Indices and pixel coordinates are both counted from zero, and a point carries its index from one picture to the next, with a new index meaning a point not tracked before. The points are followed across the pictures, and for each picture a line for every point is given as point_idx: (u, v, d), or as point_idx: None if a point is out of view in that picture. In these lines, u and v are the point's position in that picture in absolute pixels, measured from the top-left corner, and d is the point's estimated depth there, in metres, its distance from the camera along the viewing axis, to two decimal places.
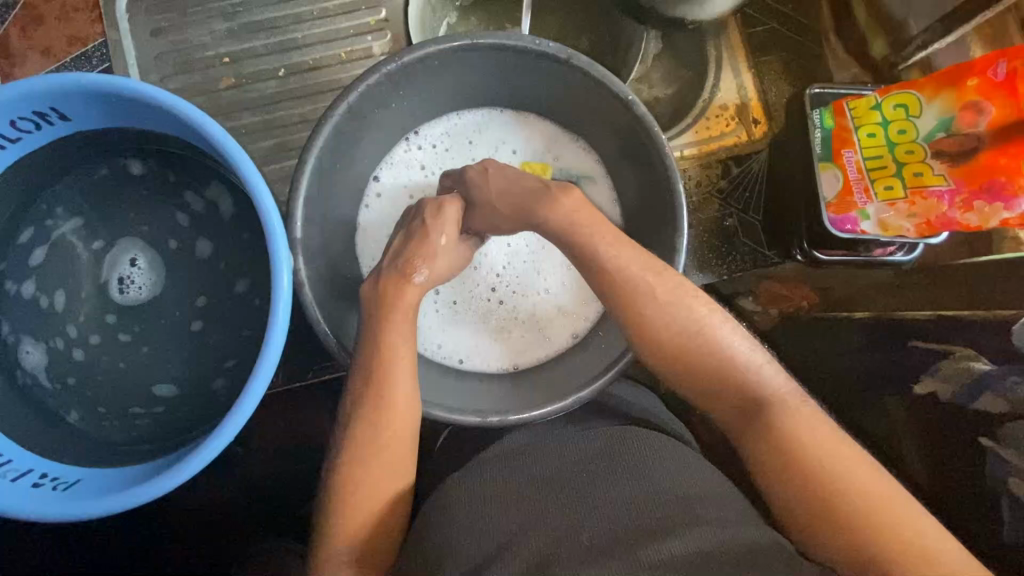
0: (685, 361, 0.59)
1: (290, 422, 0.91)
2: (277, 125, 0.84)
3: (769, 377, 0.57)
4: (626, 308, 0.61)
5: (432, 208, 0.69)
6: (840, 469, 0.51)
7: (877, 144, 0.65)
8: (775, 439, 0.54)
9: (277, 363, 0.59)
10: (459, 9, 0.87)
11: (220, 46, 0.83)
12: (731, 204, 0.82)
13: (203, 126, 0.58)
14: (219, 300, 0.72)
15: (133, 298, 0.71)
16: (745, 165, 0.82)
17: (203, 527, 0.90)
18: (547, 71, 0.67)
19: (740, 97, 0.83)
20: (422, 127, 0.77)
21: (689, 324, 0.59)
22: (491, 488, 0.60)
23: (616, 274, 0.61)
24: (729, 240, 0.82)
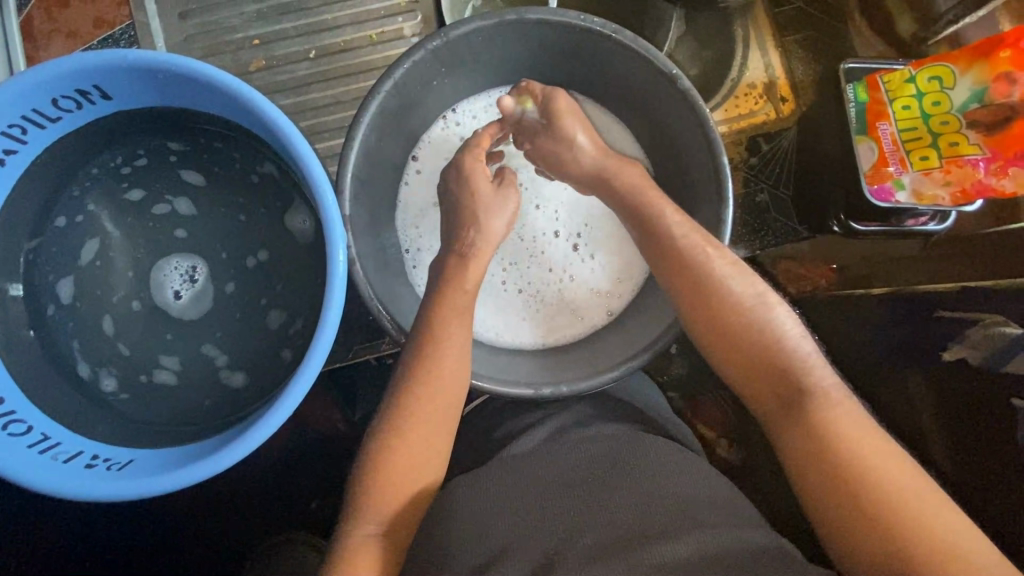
0: (729, 341, 0.60)
1: (321, 408, 0.91)
2: (309, 107, 0.83)
3: (815, 371, 0.58)
4: (678, 277, 0.63)
5: (455, 170, 0.70)
6: (872, 462, 0.51)
7: (912, 117, 0.67)
8: (815, 429, 0.54)
9: (333, 340, 0.59)
10: None
11: (250, 28, 0.83)
12: (762, 179, 0.82)
13: (256, 102, 0.57)
14: (269, 283, 0.72)
15: (184, 261, 0.71)
16: (774, 142, 0.83)
17: (235, 510, 0.91)
18: (589, 46, 0.68)
19: (767, 75, 0.84)
20: (459, 104, 0.77)
21: (735, 306, 0.60)
22: (530, 471, 0.59)
23: (665, 248, 0.64)
24: (761, 216, 0.82)
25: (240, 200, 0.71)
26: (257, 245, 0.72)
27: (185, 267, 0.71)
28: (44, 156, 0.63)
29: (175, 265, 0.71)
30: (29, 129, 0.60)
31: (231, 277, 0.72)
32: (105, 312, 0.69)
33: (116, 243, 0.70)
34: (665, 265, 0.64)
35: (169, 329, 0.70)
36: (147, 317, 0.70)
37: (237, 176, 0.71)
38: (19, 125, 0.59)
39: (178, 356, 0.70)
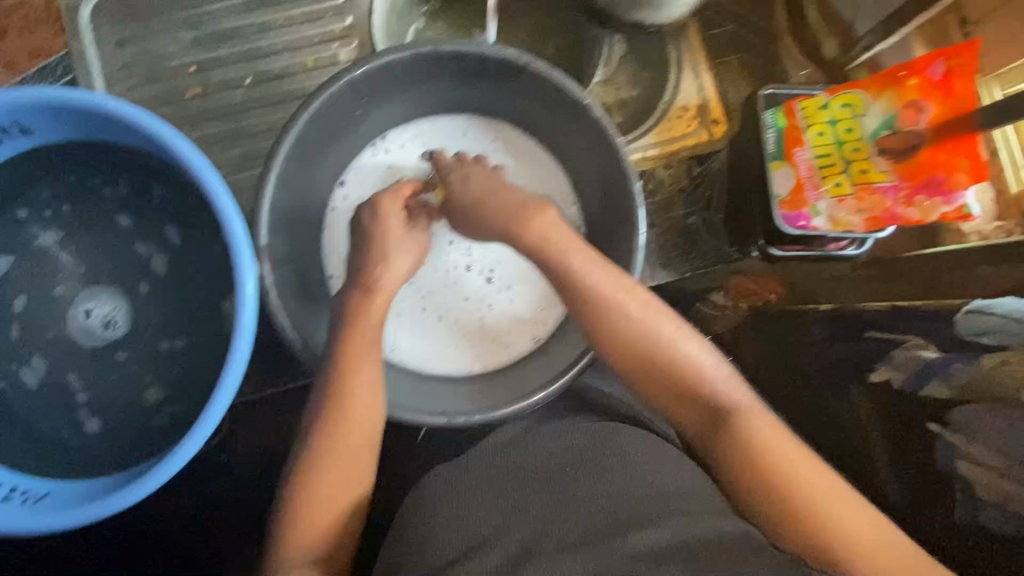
0: (650, 372, 0.60)
1: (263, 431, 0.91)
2: (245, 133, 0.84)
3: (732, 389, 0.59)
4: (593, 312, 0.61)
5: (370, 208, 0.70)
6: (799, 478, 0.53)
7: (827, 143, 0.68)
8: (743, 448, 0.56)
9: (244, 372, 0.60)
10: (426, 16, 0.93)
11: (186, 56, 0.84)
12: (692, 203, 0.84)
13: (168, 140, 0.58)
14: (177, 354, 0.71)
15: (124, 319, 0.72)
16: (705, 165, 0.84)
17: (177, 535, 0.90)
18: (508, 75, 0.69)
19: (700, 97, 0.84)
20: (389, 132, 0.78)
21: (653, 339, 0.60)
22: (498, 472, 0.59)
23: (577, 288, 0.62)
24: (691, 238, 0.83)
25: (165, 229, 0.72)
26: (184, 274, 0.72)
27: (116, 316, 0.72)
28: None
29: (116, 308, 0.72)
30: None
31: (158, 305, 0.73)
32: (32, 341, 0.70)
33: (42, 272, 0.70)
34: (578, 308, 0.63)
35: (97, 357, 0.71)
36: (73, 345, 0.71)
37: (162, 205, 0.71)
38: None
39: (105, 384, 0.71)
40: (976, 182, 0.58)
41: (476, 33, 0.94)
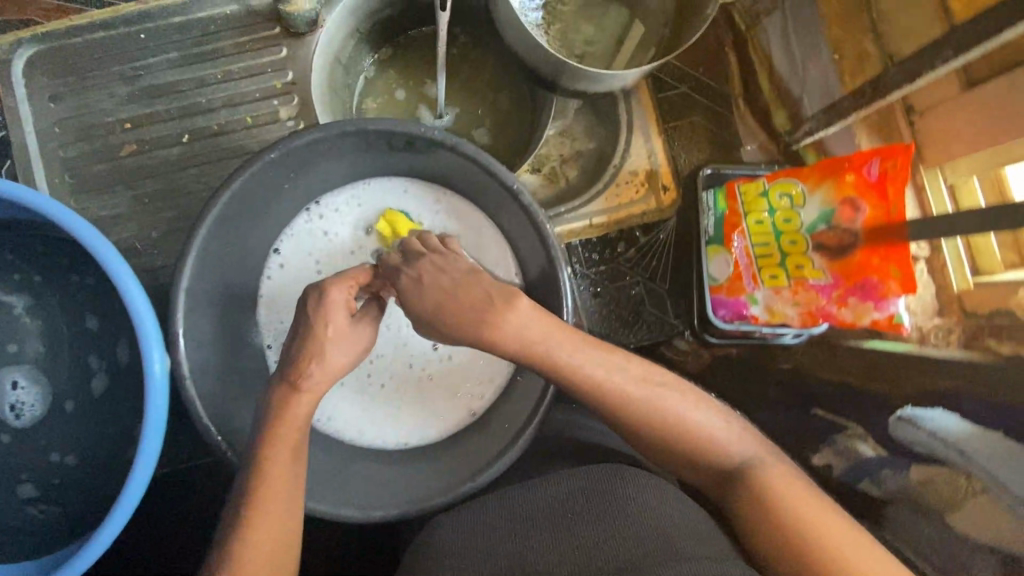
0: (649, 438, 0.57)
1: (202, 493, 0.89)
2: (180, 191, 0.82)
3: (738, 445, 0.56)
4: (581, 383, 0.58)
5: (316, 297, 0.62)
6: (826, 542, 0.47)
7: (765, 232, 0.65)
8: (754, 506, 0.52)
9: (154, 464, 0.59)
10: (377, 63, 0.93)
11: (121, 112, 0.81)
12: (639, 273, 0.81)
13: (80, 233, 0.57)
14: (71, 470, 0.70)
15: (30, 419, 0.70)
16: (651, 234, 0.81)
17: None
18: (441, 155, 0.67)
19: (650, 163, 0.82)
20: (324, 197, 0.75)
21: (648, 407, 0.57)
22: (492, 517, 0.56)
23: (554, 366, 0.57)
24: (637, 309, 0.81)
25: (92, 304, 0.71)
26: (113, 348, 0.72)
27: (25, 413, 0.70)
28: None
29: (32, 405, 0.70)
30: None
31: (83, 378, 0.72)
32: None
33: None
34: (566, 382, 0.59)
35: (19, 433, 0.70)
36: None
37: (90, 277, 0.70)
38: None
39: (26, 460, 0.69)
40: (907, 294, 0.56)
41: (428, 82, 0.93)
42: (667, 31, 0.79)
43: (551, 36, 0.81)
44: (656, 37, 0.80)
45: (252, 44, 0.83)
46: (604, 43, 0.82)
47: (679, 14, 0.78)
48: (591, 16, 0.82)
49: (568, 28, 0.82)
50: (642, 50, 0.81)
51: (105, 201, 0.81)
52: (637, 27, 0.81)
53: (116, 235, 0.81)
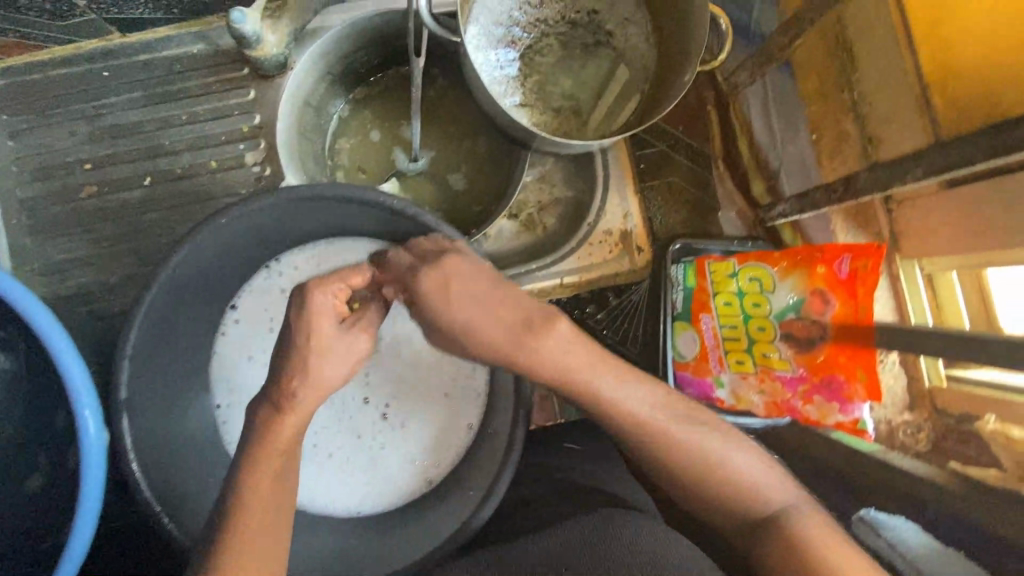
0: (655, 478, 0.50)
1: None
2: (140, 236, 0.79)
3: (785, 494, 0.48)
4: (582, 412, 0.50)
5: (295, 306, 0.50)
6: None
7: (734, 314, 0.63)
8: (784, 560, 0.44)
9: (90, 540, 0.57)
10: (351, 103, 0.90)
11: (81, 151, 0.79)
12: (608, 336, 0.78)
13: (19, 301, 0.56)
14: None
15: None
16: (623, 296, 0.79)
17: None
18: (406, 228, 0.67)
19: (625, 223, 0.79)
20: (284, 254, 0.74)
21: (663, 446, 0.49)
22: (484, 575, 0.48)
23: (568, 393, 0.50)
24: None
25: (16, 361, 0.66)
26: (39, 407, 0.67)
27: None
28: None
29: None
30: None
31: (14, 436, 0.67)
32: None
33: None
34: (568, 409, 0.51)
35: None
36: None
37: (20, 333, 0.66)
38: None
39: None
40: (872, 400, 0.54)
41: (403, 124, 0.90)
42: (646, 90, 0.78)
43: (527, 89, 0.77)
44: (634, 95, 0.78)
45: (219, 86, 0.80)
46: (583, 97, 0.79)
47: (658, 76, 0.77)
48: (570, 68, 0.78)
49: (546, 80, 0.78)
50: (620, 107, 0.79)
51: (62, 245, 0.79)
52: (616, 83, 0.79)
53: (72, 280, 0.79)
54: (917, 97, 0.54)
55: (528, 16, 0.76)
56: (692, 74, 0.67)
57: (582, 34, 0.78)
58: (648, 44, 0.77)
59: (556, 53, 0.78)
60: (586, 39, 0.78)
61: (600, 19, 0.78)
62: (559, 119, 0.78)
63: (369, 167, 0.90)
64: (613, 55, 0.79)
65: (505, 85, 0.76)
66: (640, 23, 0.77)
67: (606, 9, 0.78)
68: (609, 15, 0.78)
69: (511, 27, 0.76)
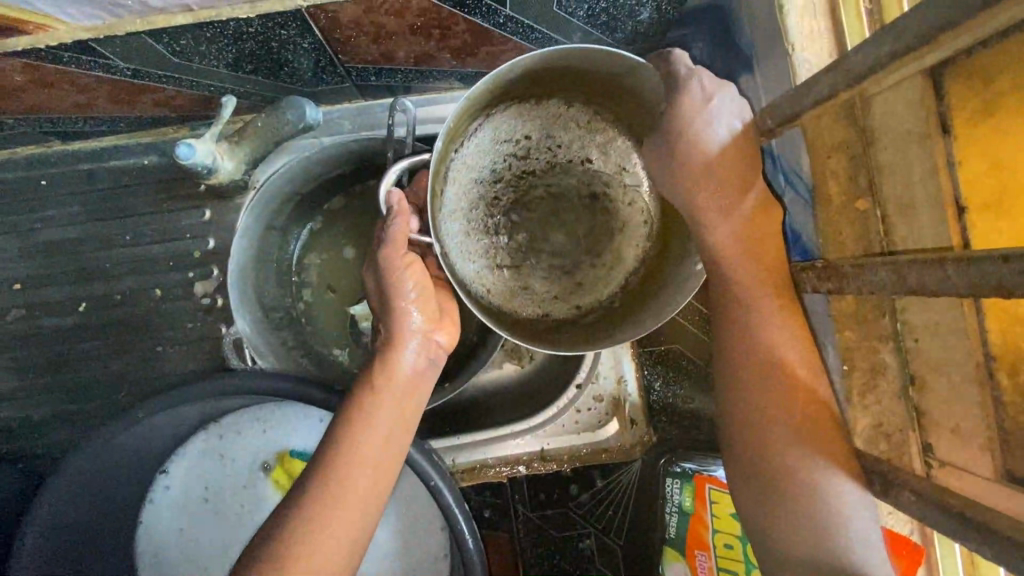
0: (775, 499, 0.49)
1: None
2: (71, 369, 0.71)
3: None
4: (754, 397, 0.52)
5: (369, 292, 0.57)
6: None
7: (733, 560, 0.59)
8: None
9: None
10: (325, 213, 0.79)
11: (11, 270, 0.70)
12: (590, 522, 0.69)
13: None
14: None
15: None
16: (611, 478, 0.70)
17: None
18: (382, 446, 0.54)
19: (620, 389, 0.69)
20: (225, 417, 0.65)
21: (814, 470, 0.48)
22: None
23: (757, 385, 0.52)
24: (582, 565, 0.70)
25: None
26: None
27: None
28: None
29: None
30: None
31: None
32: None
33: None
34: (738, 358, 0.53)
35: None
36: None
37: None
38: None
39: None
40: None
41: None
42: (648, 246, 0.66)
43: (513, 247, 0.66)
44: (634, 252, 0.66)
45: (171, 204, 0.71)
46: (573, 257, 0.67)
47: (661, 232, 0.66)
48: (561, 223, 0.66)
49: (532, 239, 0.66)
50: (614, 270, 0.67)
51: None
52: (615, 239, 0.67)
53: None
54: (975, 364, 0.45)
55: (510, 169, 0.66)
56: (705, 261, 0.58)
57: (575, 184, 0.66)
58: (649, 200, 0.66)
59: (544, 207, 0.67)
60: (578, 191, 0.67)
61: (594, 171, 0.67)
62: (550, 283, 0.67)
63: (339, 285, 0.79)
64: (609, 209, 0.67)
65: (484, 246, 0.65)
66: (636, 175, 0.66)
67: (602, 159, 0.66)
68: (604, 164, 0.66)
69: (492, 182, 0.65)
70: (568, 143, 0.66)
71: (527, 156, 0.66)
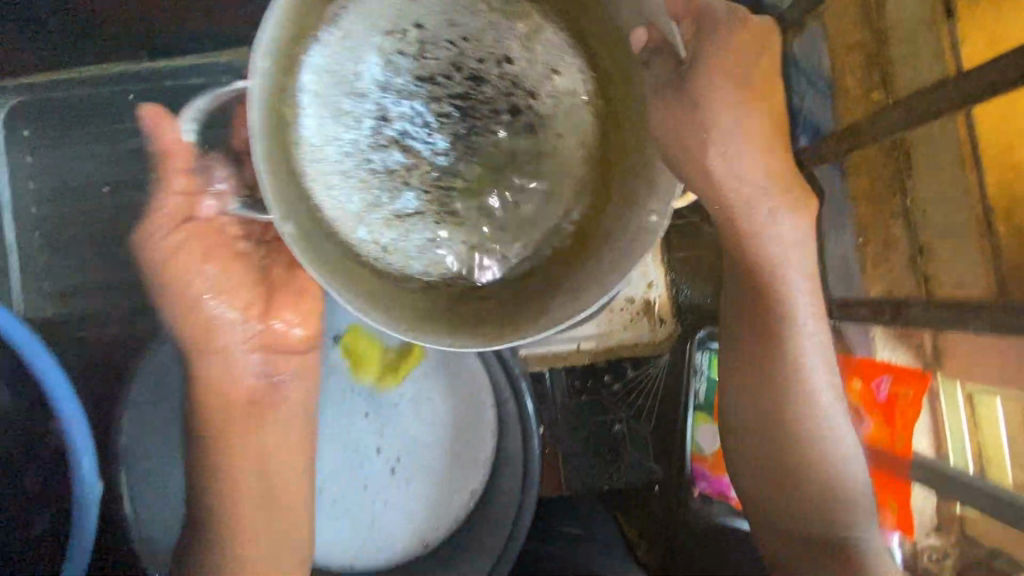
0: (778, 471, 0.60)
1: None
2: None
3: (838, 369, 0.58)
4: (756, 338, 0.59)
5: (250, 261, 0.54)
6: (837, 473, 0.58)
7: None
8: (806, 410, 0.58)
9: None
10: None
11: (100, 174, 0.78)
12: (621, 409, 0.76)
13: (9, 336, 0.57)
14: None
15: None
16: (641, 369, 0.76)
17: None
18: None
19: (650, 293, 0.77)
20: None
21: (807, 412, 0.58)
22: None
23: (761, 329, 0.58)
24: (614, 448, 0.76)
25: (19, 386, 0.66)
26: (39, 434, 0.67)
27: None
28: None
29: None
30: None
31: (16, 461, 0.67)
32: None
33: None
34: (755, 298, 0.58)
35: None
36: None
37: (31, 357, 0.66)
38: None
39: None
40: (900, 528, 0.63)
41: None
42: (483, 176, 0.51)
43: (364, 189, 0.49)
44: (575, 197, 0.51)
45: None
46: (503, 182, 0.51)
47: (603, 164, 0.50)
48: (472, 168, 0.51)
49: (365, 160, 0.49)
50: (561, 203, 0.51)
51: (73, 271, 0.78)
52: (551, 170, 0.51)
53: (82, 303, 0.78)
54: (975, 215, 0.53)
55: (403, 74, 0.49)
56: (661, 211, 0.45)
57: (488, 95, 0.50)
58: (589, 117, 0.50)
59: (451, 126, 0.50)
60: (497, 126, 0.50)
61: (520, 70, 0.50)
62: (460, 245, 0.51)
63: None
64: (542, 131, 0.50)
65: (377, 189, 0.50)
66: (574, 80, 0.50)
67: (525, 58, 0.50)
68: (526, 66, 0.50)
69: (356, 93, 0.49)
70: (480, 32, 0.49)
71: (423, 53, 0.49)
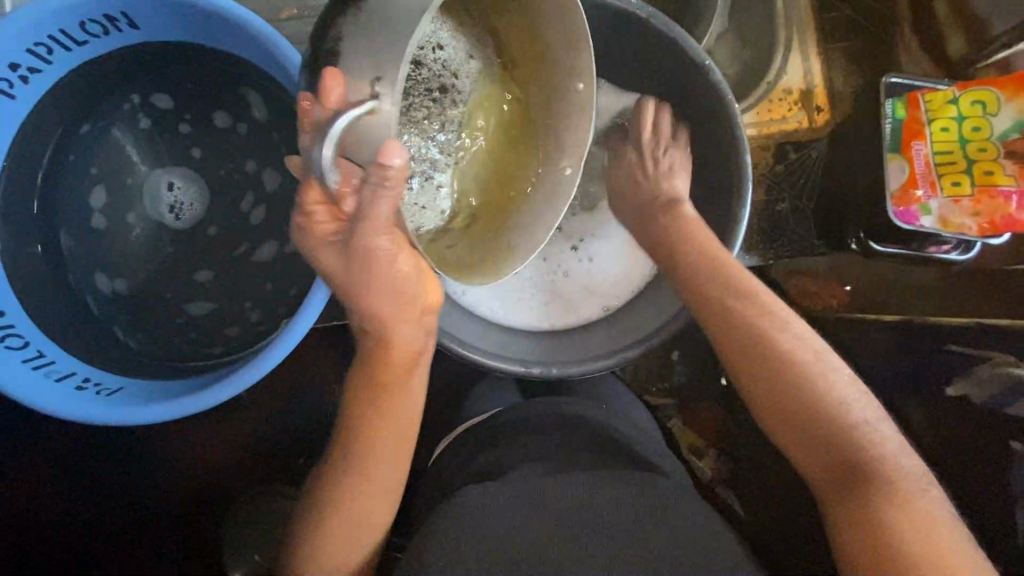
0: (844, 458, 0.49)
1: (297, 373, 0.86)
2: None
3: (841, 388, 0.52)
4: (737, 345, 0.55)
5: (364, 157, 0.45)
6: (833, 414, 0.51)
7: (949, 139, 0.66)
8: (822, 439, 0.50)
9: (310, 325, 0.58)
10: None
11: None
12: (784, 190, 0.82)
13: (269, 39, 0.58)
14: (210, 311, 0.69)
15: (186, 221, 0.71)
16: (802, 152, 0.82)
17: (202, 482, 0.86)
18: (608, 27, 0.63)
19: (806, 82, 0.80)
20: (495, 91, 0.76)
21: (808, 376, 0.52)
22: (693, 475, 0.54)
23: (750, 330, 0.54)
24: (778, 226, 0.82)
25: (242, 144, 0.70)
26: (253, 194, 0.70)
27: (178, 197, 0.70)
28: (63, 84, 0.63)
29: (168, 186, 0.70)
30: (54, 50, 0.59)
31: (228, 218, 0.71)
32: (103, 248, 0.68)
33: (112, 170, 0.68)
34: (702, 286, 0.58)
35: (165, 284, 0.70)
36: (142, 253, 0.69)
37: (245, 109, 0.68)
38: (17, 64, 0.58)
39: (166, 294, 0.69)
40: None
41: None
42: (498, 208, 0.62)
43: None
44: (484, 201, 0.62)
45: None
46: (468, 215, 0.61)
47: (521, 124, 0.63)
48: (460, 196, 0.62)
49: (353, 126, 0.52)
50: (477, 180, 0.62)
51: (115, 167, 0.68)
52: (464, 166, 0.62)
53: None
54: None
55: None
56: (573, 165, 0.59)
57: (425, 77, 0.58)
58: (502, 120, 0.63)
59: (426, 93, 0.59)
60: (443, 130, 0.61)
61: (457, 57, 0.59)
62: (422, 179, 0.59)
63: None
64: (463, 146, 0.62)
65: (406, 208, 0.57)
66: (486, 62, 0.61)
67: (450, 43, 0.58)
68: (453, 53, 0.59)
69: None
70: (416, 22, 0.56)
71: None
